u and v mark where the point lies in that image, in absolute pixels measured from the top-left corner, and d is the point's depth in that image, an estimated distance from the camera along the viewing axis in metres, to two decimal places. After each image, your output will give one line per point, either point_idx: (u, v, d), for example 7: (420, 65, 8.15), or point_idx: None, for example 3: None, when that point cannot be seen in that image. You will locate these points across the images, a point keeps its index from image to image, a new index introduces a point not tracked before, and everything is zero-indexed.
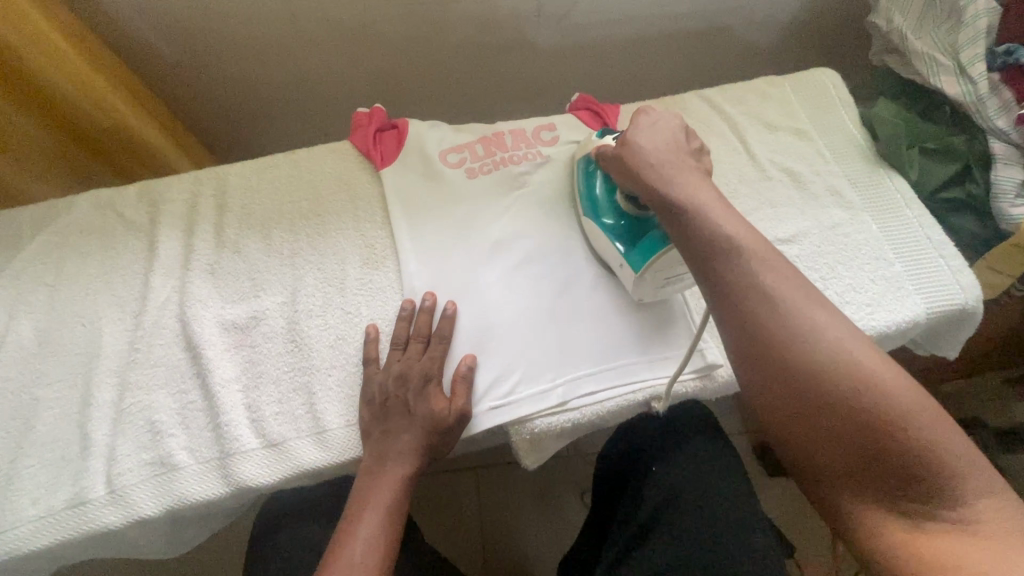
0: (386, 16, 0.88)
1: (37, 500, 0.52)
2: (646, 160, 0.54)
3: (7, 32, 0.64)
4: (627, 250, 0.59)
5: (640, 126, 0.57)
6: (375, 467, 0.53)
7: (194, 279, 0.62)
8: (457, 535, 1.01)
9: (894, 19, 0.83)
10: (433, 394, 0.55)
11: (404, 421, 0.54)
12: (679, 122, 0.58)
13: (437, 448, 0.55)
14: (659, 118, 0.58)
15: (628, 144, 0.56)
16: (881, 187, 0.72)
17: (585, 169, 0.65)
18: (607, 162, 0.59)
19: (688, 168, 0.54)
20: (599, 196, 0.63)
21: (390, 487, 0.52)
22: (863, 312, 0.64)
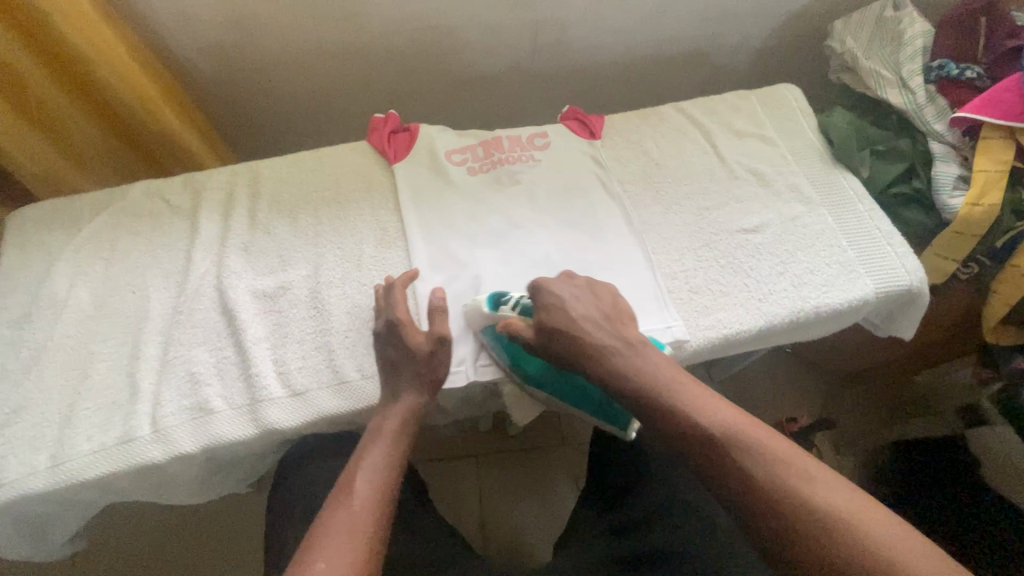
0: (401, 41, 1.00)
1: (92, 437, 0.60)
2: (588, 347, 0.57)
3: (85, 48, 0.76)
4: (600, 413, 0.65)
5: (555, 299, 0.60)
6: (383, 407, 0.59)
7: (230, 255, 0.71)
8: (459, 515, 1.06)
9: (846, 41, 0.93)
10: (409, 330, 0.61)
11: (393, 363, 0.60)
12: (579, 284, 0.62)
13: (434, 376, 0.61)
14: (563, 289, 0.61)
15: (555, 328, 0.58)
16: (836, 184, 0.81)
17: (501, 344, 0.63)
18: (534, 347, 0.60)
19: (635, 341, 0.57)
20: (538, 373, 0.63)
21: (393, 425, 0.57)
22: (819, 290, 0.72)
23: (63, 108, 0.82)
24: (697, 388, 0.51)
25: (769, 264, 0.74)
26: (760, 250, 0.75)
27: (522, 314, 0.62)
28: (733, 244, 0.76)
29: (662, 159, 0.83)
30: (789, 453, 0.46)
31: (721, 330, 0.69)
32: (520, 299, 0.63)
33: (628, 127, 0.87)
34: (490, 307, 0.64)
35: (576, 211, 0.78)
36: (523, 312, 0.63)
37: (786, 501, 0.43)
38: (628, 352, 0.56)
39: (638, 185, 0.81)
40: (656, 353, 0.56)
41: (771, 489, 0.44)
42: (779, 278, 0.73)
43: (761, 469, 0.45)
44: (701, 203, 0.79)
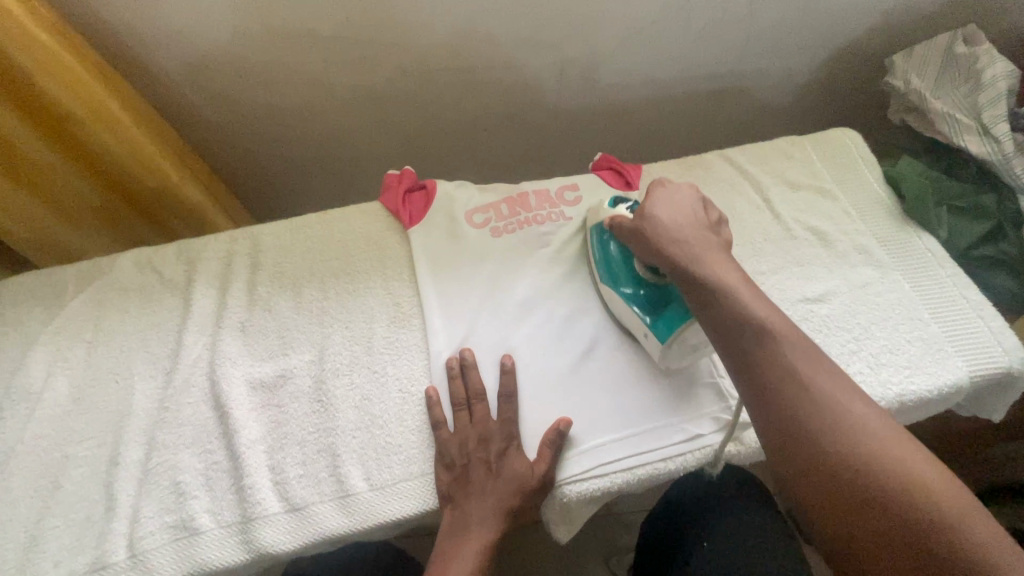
0: (416, 82, 0.93)
1: (60, 563, 0.52)
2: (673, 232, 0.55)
3: (71, 103, 0.70)
4: (653, 319, 0.58)
5: (665, 201, 0.58)
6: (457, 532, 0.53)
7: (225, 337, 0.63)
8: None
9: (911, 79, 0.83)
10: (511, 456, 0.55)
11: (476, 488, 0.54)
12: (697, 196, 0.59)
13: (521, 508, 0.54)
14: (678, 190, 0.59)
15: (649, 215, 0.56)
16: (910, 244, 0.71)
17: (598, 240, 0.65)
18: (625, 236, 0.59)
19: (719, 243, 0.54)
20: (616, 266, 0.63)
21: (472, 555, 0.52)
22: (900, 373, 0.62)
23: (51, 167, 0.76)
24: (751, 293, 0.50)
25: (841, 341, 0.64)
26: (829, 326, 0.65)
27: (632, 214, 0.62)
28: (797, 318, 0.66)
29: None
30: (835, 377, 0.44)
31: None
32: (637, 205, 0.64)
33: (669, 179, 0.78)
34: (609, 206, 0.66)
35: None
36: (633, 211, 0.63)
37: (825, 416, 0.42)
38: (715, 254, 0.53)
39: None
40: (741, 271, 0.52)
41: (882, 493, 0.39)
42: (853, 359, 0.63)
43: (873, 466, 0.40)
44: (758, 270, 0.70)
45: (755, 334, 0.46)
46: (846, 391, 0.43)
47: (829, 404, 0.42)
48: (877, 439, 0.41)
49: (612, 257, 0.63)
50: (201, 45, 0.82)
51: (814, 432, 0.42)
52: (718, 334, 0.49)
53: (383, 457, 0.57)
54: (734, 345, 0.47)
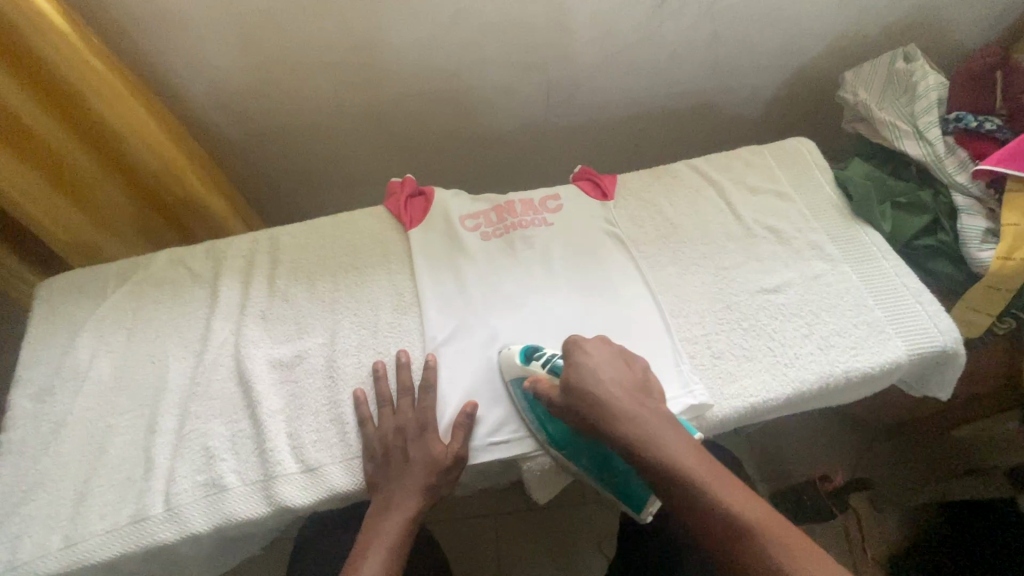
0: (415, 103, 1.04)
1: (105, 515, 0.59)
2: (602, 401, 0.55)
3: (115, 121, 0.80)
4: (612, 480, 0.61)
5: (589, 366, 0.58)
6: (383, 508, 0.59)
7: (249, 323, 0.71)
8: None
9: (859, 92, 0.93)
10: (430, 438, 0.62)
11: (406, 465, 0.60)
12: (615, 351, 0.61)
13: (441, 485, 0.60)
14: (597, 351, 0.60)
15: (577, 385, 0.57)
16: (857, 239, 0.79)
17: (523, 395, 0.64)
18: (558, 409, 0.59)
19: (652, 403, 0.56)
20: (555, 429, 0.62)
21: (394, 529, 0.58)
22: (846, 353, 0.69)
23: (94, 179, 0.86)
24: (689, 447, 0.50)
25: (793, 326, 0.72)
26: (783, 313, 0.73)
27: (550, 373, 0.63)
28: (754, 305, 0.74)
29: (677, 219, 0.83)
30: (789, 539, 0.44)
31: (747, 398, 0.66)
32: (552, 358, 0.64)
33: (642, 185, 0.87)
34: (521, 360, 0.66)
35: (591, 274, 0.77)
36: (553, 371, 0.63)
37: (732, 533, 0.45)
38: (652, 416, 0.54)
39: (654, 246, 0.80)
40: (669, 419, 0.54)
41: None
42: (805, 342, 0.70)
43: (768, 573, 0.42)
44: (720, 263, 0.78)
45: (696, 496, 0.47)
46: (774, 524, 0.45)
47: (730, 514, 0.45)
48: (774, 547, 0.43)
49: (546, 420, 0.63)
50: (225, 72, 0.92)
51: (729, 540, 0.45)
52: (672, 503, 0.49)
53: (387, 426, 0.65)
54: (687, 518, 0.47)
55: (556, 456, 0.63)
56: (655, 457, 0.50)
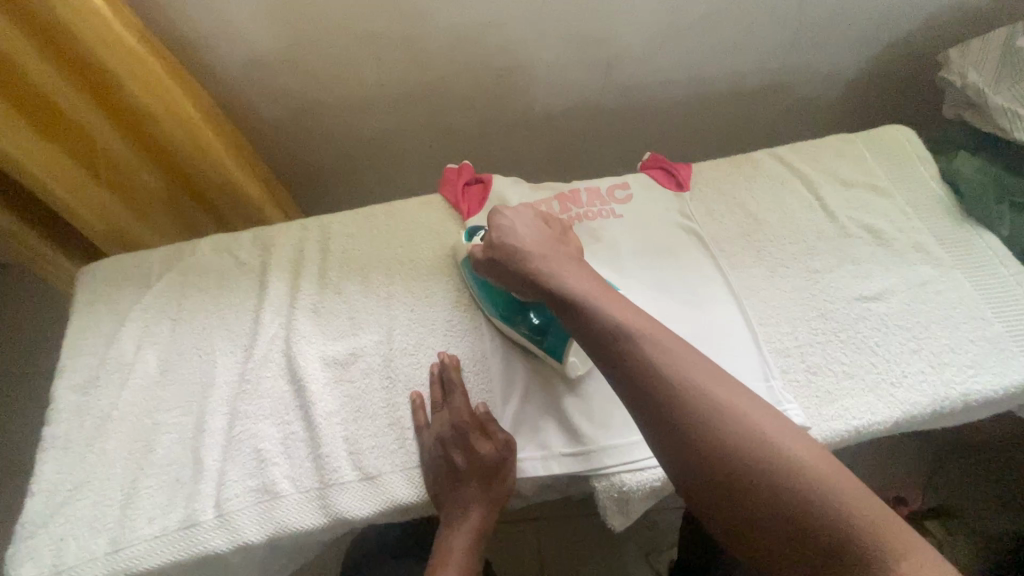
0: (466, 82, 0.97)
1: (153, 519, 0.55)
2: (521, 254, 0.57)
3: (154, 105, 0.75)
4: (544, 340, 0.61)
5: (512, 226, 0.60)
6: (449, 521, 0.59)
7: (300, 317, 0.67)
8: None
9: (969, 74, 0.83)
10: (474, 439, 0.57)
11: (462, 481, 0.57)
12: (536, 214, 0.63)
13: (498, 486, 0.58)
14: (519, 213, 0.62)
15: (500, 242, 0.59)
16: (970, 243, 0.70)
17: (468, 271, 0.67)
18: (487, 272, 0.61)
19: (565, 253, 0.58)
20: (494, 295, 0.65)
21: (464, 540, 0.58)
22: (965, 374, 0.61)
23: (127, 162, 0.82)
24: (619, 306, 0.50)
25: (899, 340, 0.64)
26: (887, 325, 0.65)
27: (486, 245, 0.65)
28: (853, 315, 0.66)
29: (762, 214, 0.75)
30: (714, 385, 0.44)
31: (850, 421, 0.59)
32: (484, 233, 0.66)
33: (719, 176, 0.79)
34: (465, 241, 0.68)
35: (666, 273, 0.70)
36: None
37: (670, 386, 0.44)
38: (571, 269, 0.55)
39: (736, 244, 0.73)
40: (592, 276, 0.55)
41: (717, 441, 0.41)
42: (914, 358, 0.62)
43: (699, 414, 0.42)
44: (812, 265, 0.70)
45: (638, 354, 0.46)
46: (713, 376, 0.45)
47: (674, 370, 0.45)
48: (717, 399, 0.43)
49: (486, 291, 0.65)
50: (269, 47, 0.87)
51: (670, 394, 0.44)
52: (598, 352, 0.49)
53: None
54: (614, 366, 0.47)
55: (499, 324, 0.64)
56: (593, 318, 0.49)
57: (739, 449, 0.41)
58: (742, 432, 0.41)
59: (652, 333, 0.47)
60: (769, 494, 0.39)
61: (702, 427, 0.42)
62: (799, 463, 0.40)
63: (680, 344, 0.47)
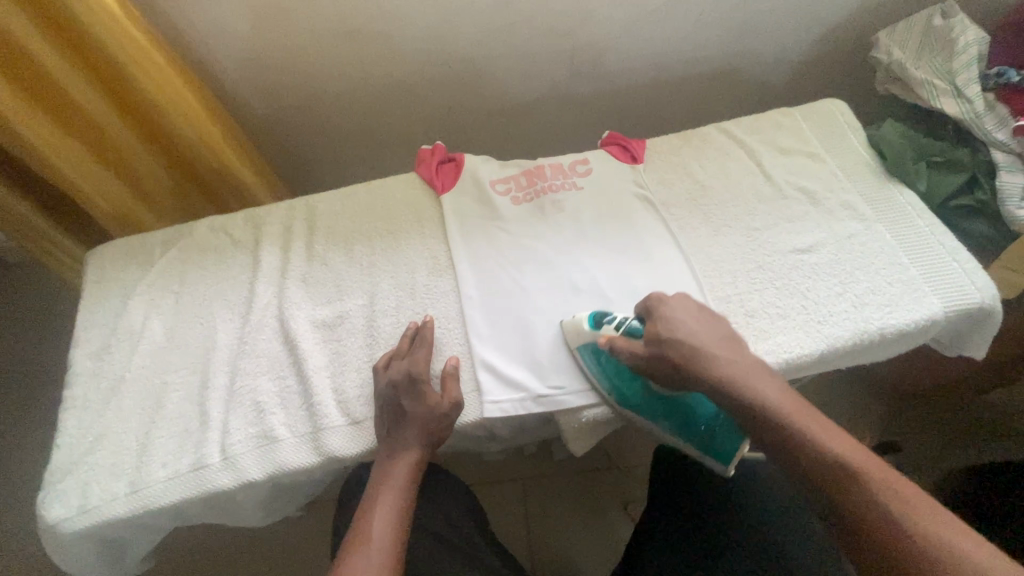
0: (441, 73, 1.04)
1: (166, 464, 0.63)
2: (694, 351, 0.58)
3: (162, 98, 0.83)
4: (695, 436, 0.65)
5: (673, 311, 0.62)
6: (389, 456, 0.60)
7: (291, 286, 0.74)
8: (508, 528, 1.07)
9: (893, 52, 0.91)
10: (426, 389, 0.62)
11: (406, 413, 0.61)
12: (695, 303, 0.63)
13: (440, 432, 0.62)
14: (676, 303, 0.63)
15: (666, 338, 0.59)
16: (891, 199, 0.78)
17: (596, 363, 0.65)
18: (643, 368, 0.61)
19: (728, 343, 0.59)
20: (638, 393, 0.65)
21: (402, 471, 0.59)
22: (881, 311, 0.69)
23: (135, 153, 0.89)
24: (764, 383, 0.55)
25: (827, 285, 0.72)
26: (816, 272, 0.73)
27: (626, 334, 0.63)
28: (787, 266, 0.74)
29: (708, 181, 0.83)
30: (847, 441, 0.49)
31: (781, 354, 0.67)
32: (625, 321, 0.65)
33: (671, 149, 0.87)
34: (591, 326, 0.66)
35: (622, 236, 0.78)
36: (629, 334, 0.63)
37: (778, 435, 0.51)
38: (744, 362, 0.57)
39: (685, 209, 0.80)
40: (759, 364, 0.57)
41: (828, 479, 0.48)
42: (839, 300, 0.70)
43: (814, 464, 0.49)
44: (752, 224, 0.78)
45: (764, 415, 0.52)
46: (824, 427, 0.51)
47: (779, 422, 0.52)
48: (822, 443, 0.49)
49: (625, 385, 0.64)
50: (255, 45, 0.93)
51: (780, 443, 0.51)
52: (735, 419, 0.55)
53: None
54: (743, 415, 0.54)
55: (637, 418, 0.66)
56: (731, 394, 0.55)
57: (817, 463, 0.49)
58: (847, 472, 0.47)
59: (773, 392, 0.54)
60: (846, 501, 0.46)
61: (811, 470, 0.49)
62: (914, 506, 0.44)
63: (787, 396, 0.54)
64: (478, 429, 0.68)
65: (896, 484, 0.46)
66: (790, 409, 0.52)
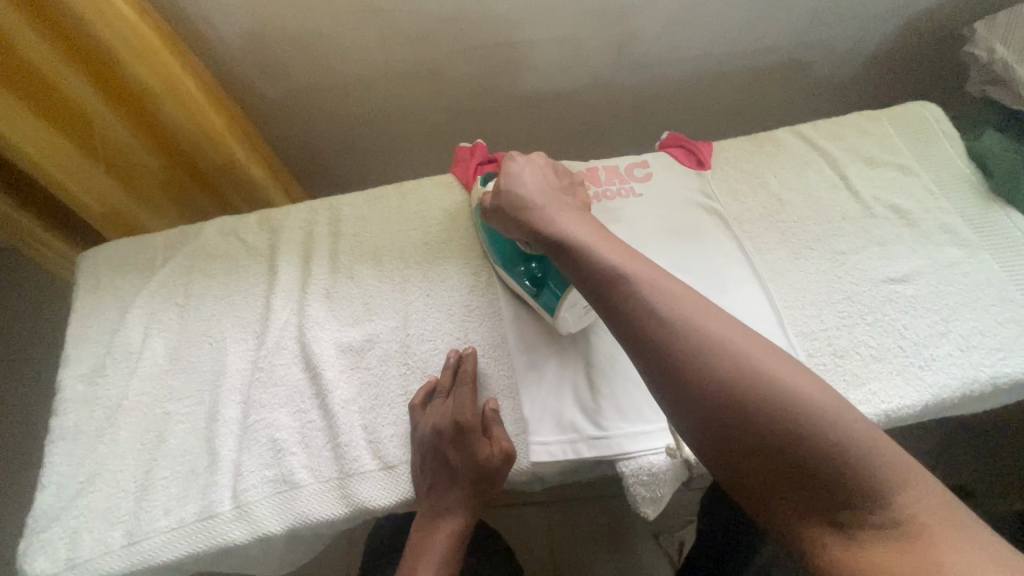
0: (475, 57, 0.93)
1: (169, 511, 0.54)
2: (527, 205, 0.56)
3: (154, 83, 0.72)
4: (541, 293, 0.60)
5: (517, 165, 0.60)
6: (428, 521, 0.55)
7: (312, 303, 0.65)
8: (531, 556, 0.99)
9: (995, 48, 0.80)
10: (475, 442, 0.55)
11: (453, 475, 0.55)
12: (548, 164, 0.62)
13: (487, 490, 0.56)
14: (529, 161, 0.61)
15: (505, 189, 0.59)
16: (999, 223, 0.68)
17: (480, 219, 0.67)
18: (491, 217, 0.61)
19: (579, 211, 0.56)
20: (500, 243, 0.64)
21: (442, 543, 0.55)
22: (994, 356, 0.60)
23: (128, 145, 0.79)
24: (670, 293, 0.45)
25: (927, 323, 0.62)
26: (914, 307, 0.64)
27: None
28: (880, 298, 0.65)
29: (784, 194, 0.73)
30: (719, 326, 0.43)
31: (879, 405, 0.58)
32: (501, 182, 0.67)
33: (740, 155, 0.77)
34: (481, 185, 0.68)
35: (688, 254, 0.68)
36: None
37: (700, 366, 0.41)
38: (570, 213, 0.55)
39: (760, 226, 0.71)
40: (645, 260, 0.49)
41: (764, 417, 0.38)
42: (942, 341, 0.61)
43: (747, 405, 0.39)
44: (837, 247, 0.68)
45: (682, 345, 0.42)
46: (760, 353, 0.41)
47: (712, 349, 0.41)
48: (755, 369, 0.40)
49: (494, 237, 0.65)
50: (268, 21, 0.82)
51: (705, 379, 0.40)
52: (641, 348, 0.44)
53: None
54: (640, 331, 0.44)
55: (501, 272, 0.64)
56: (639, 311, 0.44)
57: (757, 399, 0.38)
58: (784, 405, 0.38)
59: (697, 312, 0.43)
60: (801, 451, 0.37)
61: (745, 410, 0.39)
62: (814, 401, 0.38)
63: (713, 314, 0.44)
64: (527, 476, 0.59)
65: (783, 378, 0.39)
66: (651, 295, 0.45)
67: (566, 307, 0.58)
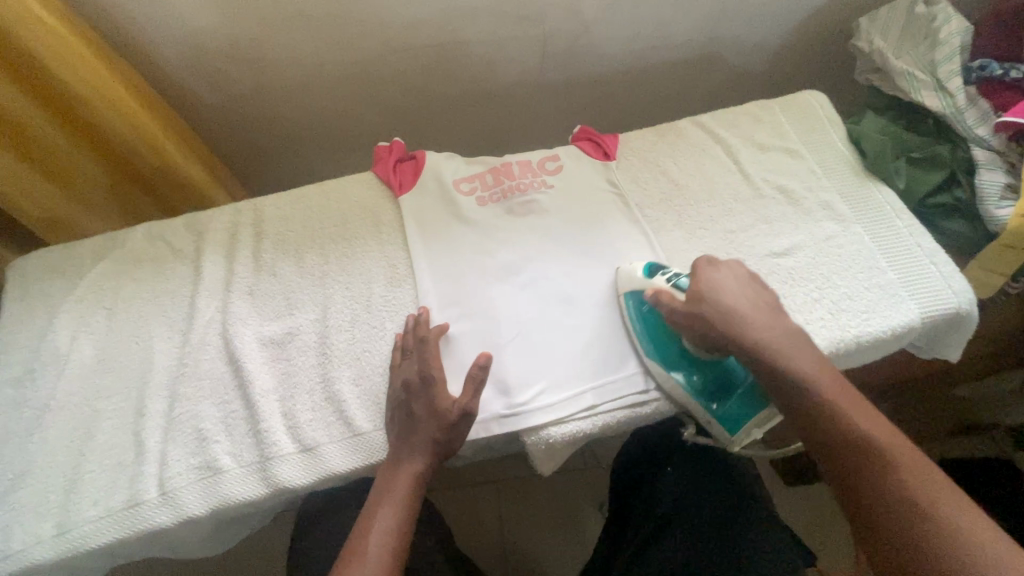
0: (402, 59, 0.96)
1: (97, 501, 0.57)
2: (733, 317, 0.56)
3: (82, 89, 0.74)
4: (718, 406, 0.61)
5: (720, 274, 0.59)
6: (392, 464, 0.57)
7: (235, 300, 0.68)
8: (479, 536, 1.04)
9: (874, 40, 0.88)
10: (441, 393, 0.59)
11: (416, 422, 0.58)
12: (745, 271, 0.61)
13: (450, 443, 0.58)
14: (728, 268, 0.60)
15: (707, 296, 0.57)
16: (870, 198, 0.75)
17: (637, 311, 0.65)
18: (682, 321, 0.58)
19: (782, 322, 0.57)
20: (663, 345, 0.63)
21: (405, 483, 0.56)
22: (858, 318, 0.66)
23: (65, 152, 0.81)
24: (809, 350, 0.54)
25: (803, 290, 0.69)
26: (793, 277, 0.70)
27: (675, 288, 0.61)
28: (763, 270, 0.71)
29: (682, 180, 0.79)
30: (872, 417, 0.50)
31: None
32: (677, 275, 0.62)
33: (644, 145, 0.82)
34: (645, 274, 0.65)
35: (591, 238, 0.73)
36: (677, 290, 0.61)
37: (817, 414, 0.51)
38: (783, 331, 0.55)
39: (658, 211, 0.76)
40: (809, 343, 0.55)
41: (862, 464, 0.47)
42: (815, 306, 0.67)
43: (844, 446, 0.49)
44: (727, 226, 0.74)
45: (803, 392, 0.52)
46: (864, 411, 0.50)
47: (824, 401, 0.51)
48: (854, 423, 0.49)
49: (658, 340, 0.63)
50: (194, 29, 0.85)
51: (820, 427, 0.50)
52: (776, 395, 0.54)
53: (367, 413, 0.62)
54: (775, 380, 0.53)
55: (656, 373, 0.63)
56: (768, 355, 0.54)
57: (848, 440, 0.49)
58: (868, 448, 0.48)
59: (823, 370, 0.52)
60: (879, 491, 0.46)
61: (847, 452, 0.48)
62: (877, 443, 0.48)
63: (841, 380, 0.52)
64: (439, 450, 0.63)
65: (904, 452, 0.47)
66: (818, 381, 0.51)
67: (750, 429, 0.60)
